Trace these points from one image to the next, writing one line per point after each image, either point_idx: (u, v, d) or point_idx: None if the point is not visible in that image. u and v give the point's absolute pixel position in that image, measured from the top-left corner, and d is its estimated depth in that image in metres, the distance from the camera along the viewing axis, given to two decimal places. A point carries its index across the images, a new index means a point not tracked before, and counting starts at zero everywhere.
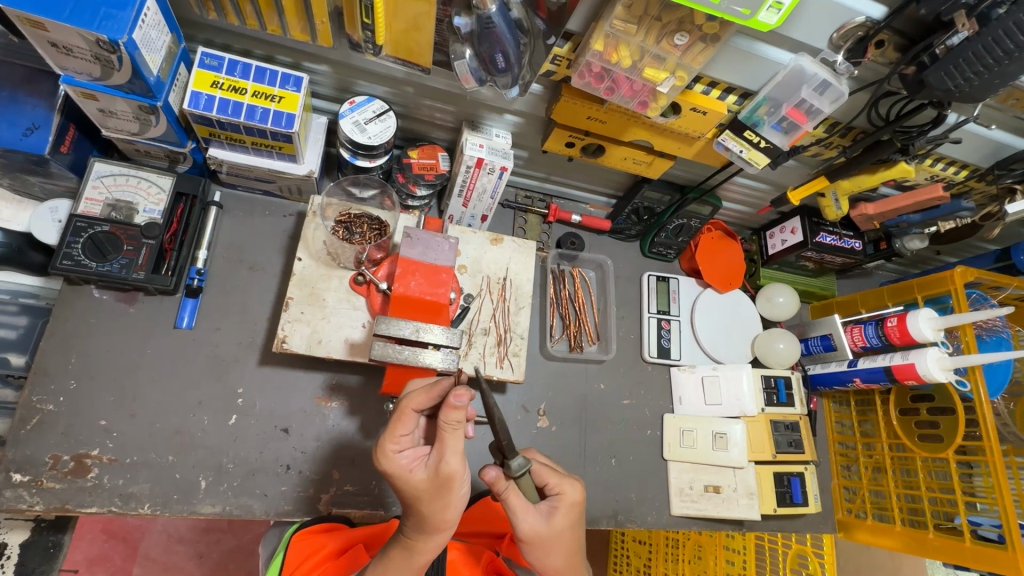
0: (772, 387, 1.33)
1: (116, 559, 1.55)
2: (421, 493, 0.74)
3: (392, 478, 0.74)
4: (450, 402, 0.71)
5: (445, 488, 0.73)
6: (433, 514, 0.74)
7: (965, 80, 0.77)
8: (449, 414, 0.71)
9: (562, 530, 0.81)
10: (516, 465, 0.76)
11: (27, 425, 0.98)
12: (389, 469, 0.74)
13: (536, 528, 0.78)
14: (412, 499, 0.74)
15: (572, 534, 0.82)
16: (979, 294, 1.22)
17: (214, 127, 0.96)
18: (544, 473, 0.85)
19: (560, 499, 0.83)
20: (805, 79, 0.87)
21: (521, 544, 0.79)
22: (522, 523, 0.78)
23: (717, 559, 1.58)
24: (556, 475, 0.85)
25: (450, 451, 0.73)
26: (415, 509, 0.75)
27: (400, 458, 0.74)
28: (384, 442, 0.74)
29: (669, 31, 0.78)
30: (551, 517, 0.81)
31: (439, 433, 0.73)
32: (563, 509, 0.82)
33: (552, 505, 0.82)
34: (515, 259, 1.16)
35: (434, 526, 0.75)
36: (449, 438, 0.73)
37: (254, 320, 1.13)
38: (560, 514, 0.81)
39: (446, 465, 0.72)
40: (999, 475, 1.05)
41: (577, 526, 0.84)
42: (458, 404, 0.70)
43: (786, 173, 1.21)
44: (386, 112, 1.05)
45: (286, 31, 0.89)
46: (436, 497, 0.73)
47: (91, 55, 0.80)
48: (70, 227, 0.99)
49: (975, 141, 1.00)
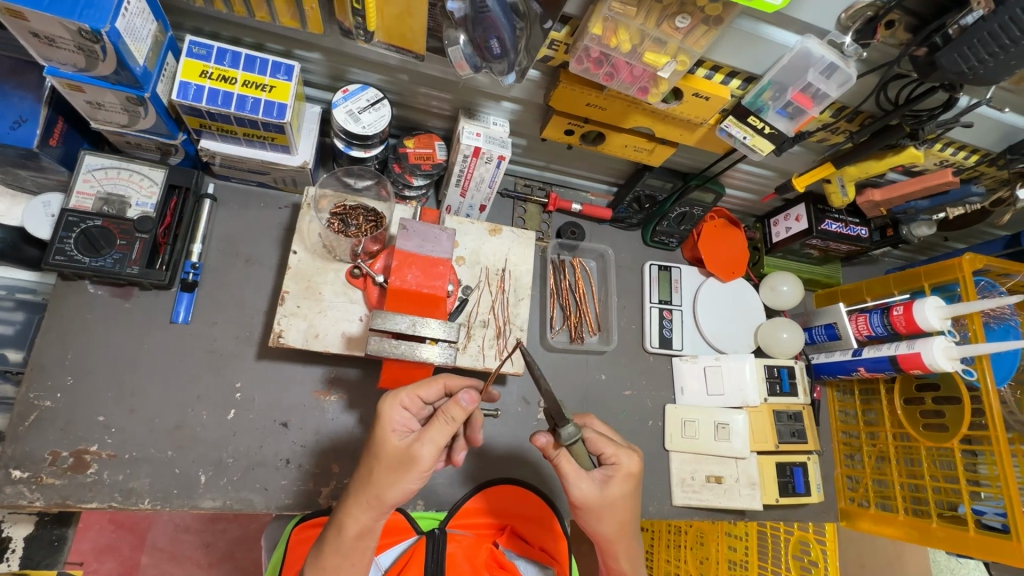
0: (775, 376, 1.31)
1: (124, 549, 1.56)
2: (383, 453, 0.73)
3: (377, 421, 0.75)
4: (457, 398, 0.72)
5: (402, 468, 0.73)
6: (380, 482, 0.73)
7: (979, 61, 0.75)
8: (451, 407, 0.72)
9: (616, 499, 0.81)
10: (565, 433, 0.78)
11: (26, 421, 0.98)
12: (383, 413, 0.75)
13: (588, 495, 0.79)
14: (375, 455, 0.74)
15: (627, 503, 0.82)
16: (987, 282, 1.20)
17: (205, 118, 0.94)
18: (601, 442, 0.84)
19: (616, 469, 0.82)
20: (812, 62, 0.84)
21: (576, 510, 0.82)
22: (574, 488, 0.80)
23: (719, 545, 1.59)
24: (613, 445, 0.83)
25: (431, 440, 0.73)
26: (370, 467, 0.74)
27: (399, 411, 0.76)
28: (403, 392, 0.77)
29: (669, 14, 0.76)
30: (606, 485, 0.80)
31: (433, 416, 0.73)
32: (618, 478, 0.81)
33: (606, 474, 0.82)
34: (514, 249, 1.14)
35: (368, 498, 0.73)
36: (436, 427, 0.73)
37: (251, 314, 1.12)
38: (615, 482, 0.81)
39: (419, 448, 0.72)
40: (1004, 464, 1.03)
41: (632, 497, 0.83)
42: (462, 400, 0.72)
43: (792, 159, 1.19)
44: (381, 100, 1.03)
45: (276, 18, 0.87)
46: (391, 469, 0.73)
47: (74, 46, 0.78)
48: (62, 221, 0.98)
49: (987, 125, 0.98)
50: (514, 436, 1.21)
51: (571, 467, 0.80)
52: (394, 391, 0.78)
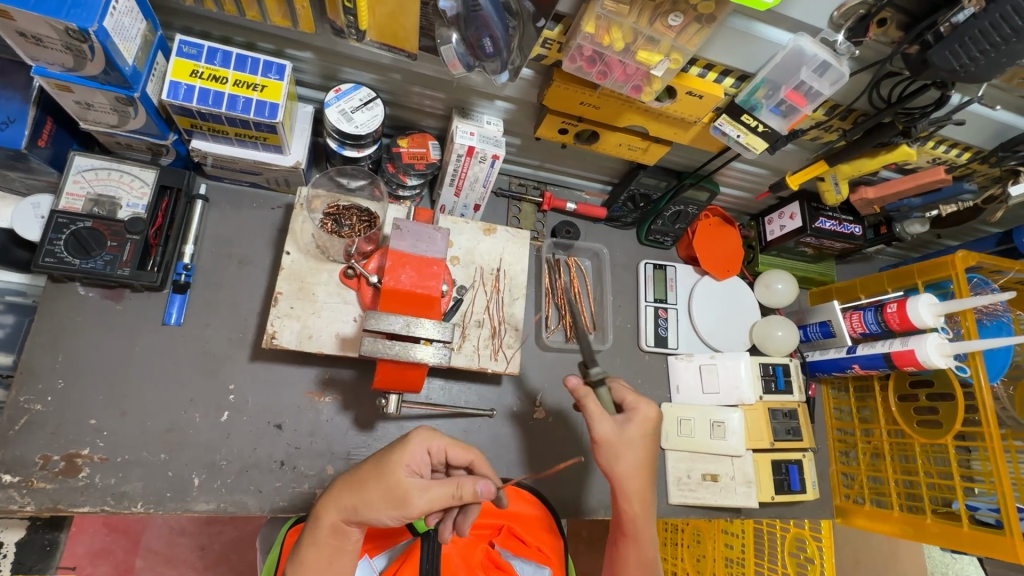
0: (770, 374, 1.31)
1: (118, 552, 1.55)
2: (387, 476, 0.77)
3: (402, 448, 0.80)
4: (478, 480, 0.79)
5: (390, 500, 0.76)
6: (364, 494, 0.77)
7: (970, 59, 0.75)
8: (468, 485, 0.78)
9: (632, 439, 0.94)
10: (592, 370, 0.98)
11: (16, 425, 0.97)
12: (410, 446, 0.80)
13: (608, 432, 0.93)
14: (375, 469, 0.78)
15: (641, 448, 0.95)
16: (980, 279, 1.21)
17: (196, 118, 0.93)
18: (623, 393, 0.99)
19: (634, 415, 0.95)
20: (805, 61, 0.84)
21: (596, 448, 0.95)
22: (596, 425, 0.94)
23: (715, 542, 1.62)
24: (634, 394, 0.98)
25: (431, 496, 0.77)
26: (364, 475, 0.79)
27: (424, 452, 0.81)
28: (439, 439, 0.83)
29: (662, 12, 0.76)
30: (625, 425, 0.95)
31: (454, 478, 0.79)
32: (635, 422, 0.95)
33: (626, 418, 0.95)
34: (509, 249, 1.14)
35: (347, 502, 0.78)
36: (445, 487, 0.78)
37: (244, 315, 1.12)
38: (633, 424, 0.95)
39: (417, 497, 0.76)
40: (997, 460, 1.03)
41: (648, 443, 0.95)
42: (478, 487, 0.77)
43: (785, 157, 1.19)
44: (373, 100, 1.02)
45: (267, 16, 0.86)
46: (381, 492, 0.76)
47: (62, 45, 0.77)
48: (51, 223, 0.97)
49: (979, 122, 0.98)
50: (510, 437, 1.20)
51: (595, 406, 0.95)
52: (431, 432, 0.84)
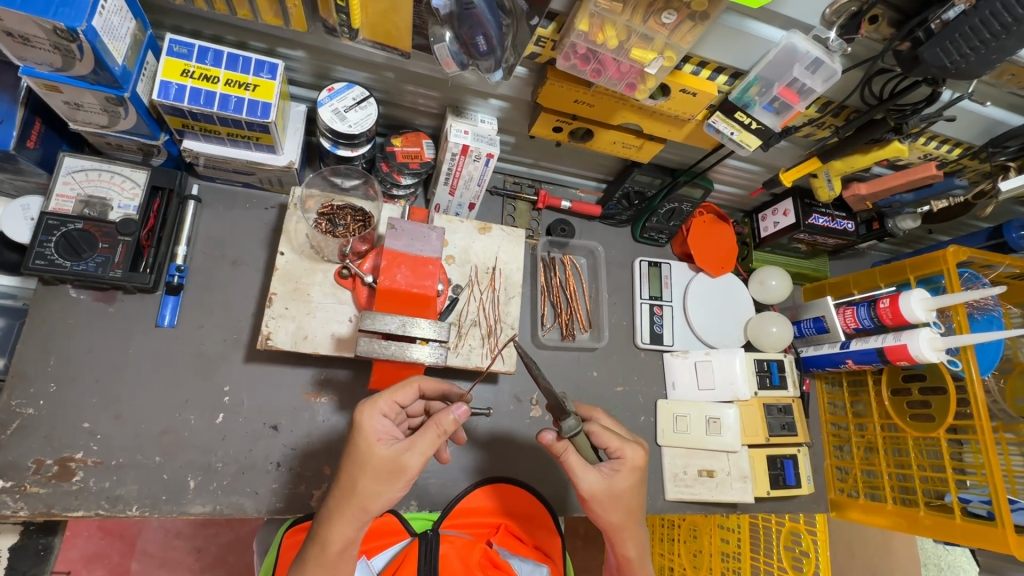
0: (765, 370, 1.32)
1: (114, 556, 1.54)
2: (368, 464, 0.72)
3: (360, 433, 0.74)
4: (451, 409, 0.75)
5: (389, 477, 0.73)
6: (364, 493, 0.72)
7: (961, 55, 0.75)
8: (444, 419, 0.75)
9: (622, 491, 0.83)
10: (566, 425, 0.79)
11: (8, 429, 0.96)
12: (364, 424, 0.74)
13: (596, 487, 0.81)
14: (357, 465, 0.73)
15: (633, 495, 0.84)
16: (971, 273, 1.22)
17: (187, 118, 0.93)
18: (606, 437, 0.86)
19: (621, 462, 0.84)
20: (797, 57, 0.84)
21: (584, 504, 0.83)
22: (582, 481, 0.81)
23: (712, 537, 1.64)
24: (618, 439, 0.85)
25: (420, 449, 0.74)
26: (351, 479, 0.73)
27: (380, 420, 0.75)
28: (381, 399, 0.77)
29: (655, 10, 0.76)
30: (613, 478, 0.82)
31: (424, 426, 0.75)
32: (624, 471, 0.83)
33: (613, 467, 0.84)
34: (505, 247, 1.14)
35: (352, 511, 0.72)
36: (428, 436, 0.74)
37: (238, 316, 1.11)
38: (622, 475, 0.83)
39: (408, 457, 0.73)
40: (989, 453, 1.04)
41: (638, 489, 0.85)
42: (456, 413, 0.75)
43: (778, 155, 1.19)
44: (367, 99, 1.02)
45: (258, 15, 0.85)
46: (376, 478, 0.72)
47: (50, 45, 0.76)
48: (42, 225, 0.96)
49: (970, 118, 0.99)
50: (507, 436, 1.20)
51: (576, 459, 0.82)
52: (372, 399, 0.77)
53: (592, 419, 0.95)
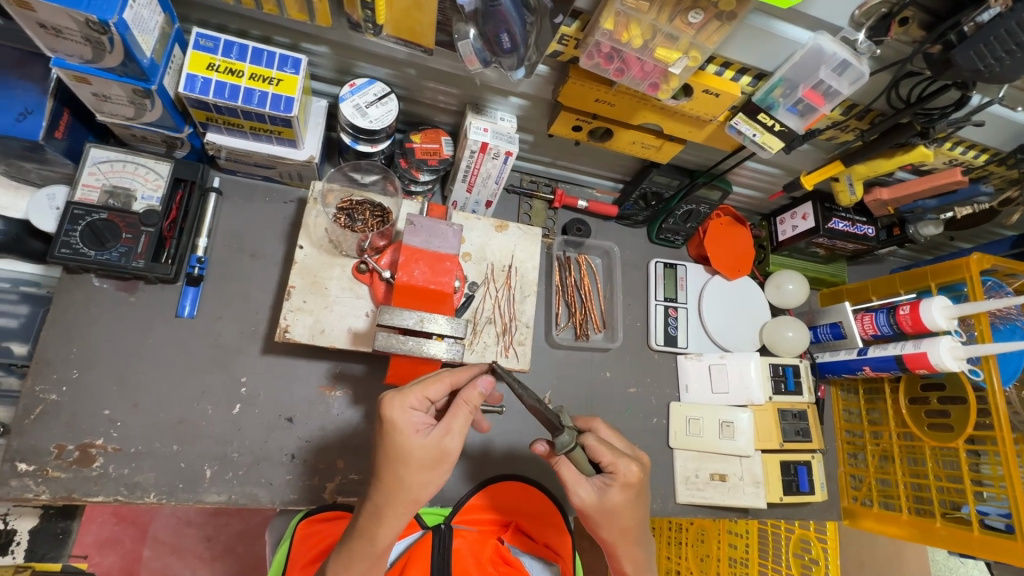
0: (780, 375, 1.30)
1: (127, 542, 1.56)
2: (410, 460, 0.73)
3: (397, 431, 0.73)
4: (477, 383, 0.77)
5: (433, 465, 0.74)
6: (410, 486, 0.74)
7: (994, 59, 0.74)
8: (472, 394, 0.77)
9: (614, 506, 0.82)
10: (559, 441, 0.79)
11: (31, 414, 0.98)
12: (399, 422, 0.73)
13: (587, 502, 0.83)
14: (399, 462, 0.73)
15: (628, 511, 0.83)
16: (994, 282, 1.20)
17: (211, 112, 0.94)
18: (599, 451, 0.83)
19: (613, 478, 0.81)
20: (824, 59, 0.83)
21: (580, 515, 0.85)
22: (574, 496, 0.83)
23: (719, 542, 1.60)
24: (611, 454, 0.82)
25: (457, 432, 0.75)
26: (395, 476, 0.73)
27: (414, 414, 0.74)
28: (410, 393, 0.75)
29: (682, 9, 0.75)
30: (604, 493, 0.82)
31: (455, 409, 0.76)
32: (616, 487, 0.81)
33: (605, 481, 0.82)
34: (521, 246, 1.14)
35: (401, 505, 0.74)
36: (461, 417, 0.76)
37: (256, 309, 1.12)
38: (614, 491, 0.81)
39: (448, 442, 0.75)
40: (1009, 465, 1.03)
41: (633, 504, 0.83)
42: (483, 386, 0.77)
43: (800, 157, 1.18)
44: (388, 95, 1.02)
45: (284, 10, 0.86)
46: (420, 470, 0.73)
47: (82, 37, 0.77)
48: (67, 214, 0.97)
49: (999, 123, 0.97)
50: (519, 435, 1.20)
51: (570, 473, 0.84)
52: (401, 394, 0.75)
53: (590, 430, 0.93)
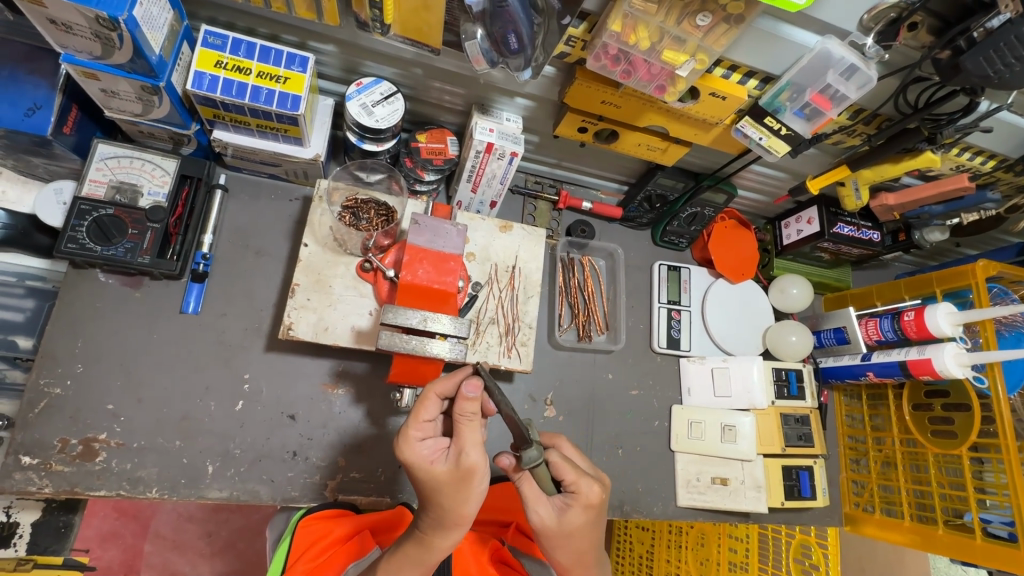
0: (783, 380, 1.30)
1: (127, 536, 1.56)
2: (439, 485, 0.74)
3: (415, 470, 0.74)
4: (463, 393, 0.73)
5: (464, 483, 0.74)
6: (451, 507, 0.74)
7: (1004, 65, 0.74)
8: (464, 406, 0.73)
9: (574, 528, 0.79)
10: (526, 456, 0.76)
11: (35, 408, 0.98)
12: (413, 461, 0.74)
13: (546, 522, 0.79)
14: (432, 492, 0.74)
15: (586, 532, 0.81)
16: (1000, 289, 1.19)
17: (218, 109, 0.94)
18: (562, 468, 0.80)
19: (575, 498, 0.79)
20: (832, 63, 0.83)
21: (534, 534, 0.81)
22: (533, 512, 0.80)
23: (719, 546, 1.58)
24: (575, 473, 0.80)
25: (471, 444, 0.74)
26: (434, 503, 0.75)
27: (423, 447, 0.75)
28: (410, 429, 0.75)
29: (691, 11, 0.76)
30: (565, 513, 0.79)
31: (456, 424, 0.74)
32: (576, 508, 0.79)
33: (566, 501, 0.80)
34: (524, 246, 1.14)
35: (450, 521, 0.75)
36: (465, 430, 0.74)
37: (260, 306, 1.12)
38: (574, 512, 0.79)
39: (466, 458, 0.73)
40: (1014, 472, 1.02)
41: (592, 525, 0.81)
42: (472, 393, 0.72)
43: (805, 162, 1.18)
44: (394, 94, 1.02)
45: (292, 9, 0.86)
46: (453, 491, 0.74)
47: (91, 33, 0.78)
48: (74, 209, 0.98)
49: (1007, 130, 0.96)
50: None
51: (531, 490, 0.80)
52: (404, 433, 0.75)
53: (554, 446, 0.91)
